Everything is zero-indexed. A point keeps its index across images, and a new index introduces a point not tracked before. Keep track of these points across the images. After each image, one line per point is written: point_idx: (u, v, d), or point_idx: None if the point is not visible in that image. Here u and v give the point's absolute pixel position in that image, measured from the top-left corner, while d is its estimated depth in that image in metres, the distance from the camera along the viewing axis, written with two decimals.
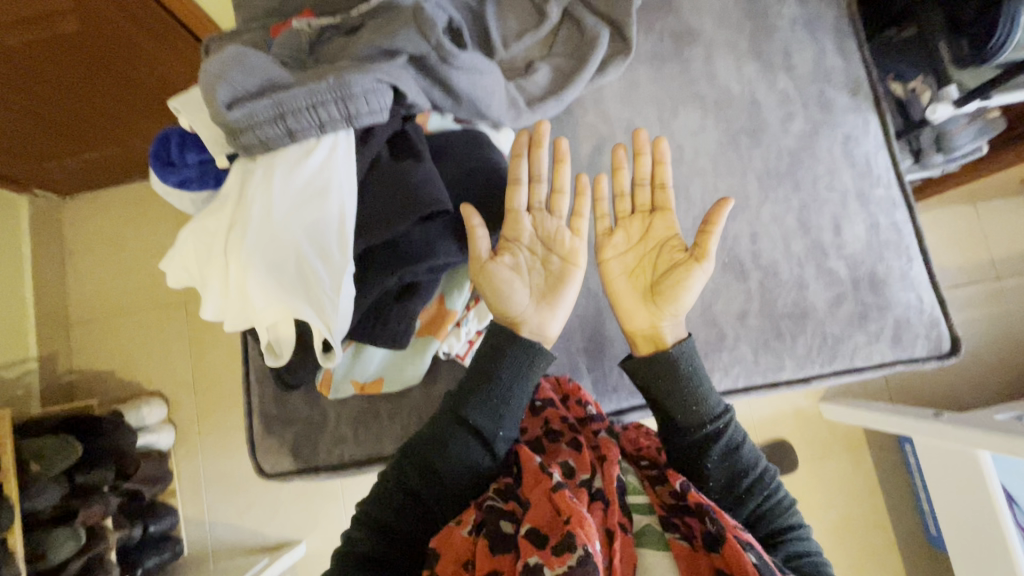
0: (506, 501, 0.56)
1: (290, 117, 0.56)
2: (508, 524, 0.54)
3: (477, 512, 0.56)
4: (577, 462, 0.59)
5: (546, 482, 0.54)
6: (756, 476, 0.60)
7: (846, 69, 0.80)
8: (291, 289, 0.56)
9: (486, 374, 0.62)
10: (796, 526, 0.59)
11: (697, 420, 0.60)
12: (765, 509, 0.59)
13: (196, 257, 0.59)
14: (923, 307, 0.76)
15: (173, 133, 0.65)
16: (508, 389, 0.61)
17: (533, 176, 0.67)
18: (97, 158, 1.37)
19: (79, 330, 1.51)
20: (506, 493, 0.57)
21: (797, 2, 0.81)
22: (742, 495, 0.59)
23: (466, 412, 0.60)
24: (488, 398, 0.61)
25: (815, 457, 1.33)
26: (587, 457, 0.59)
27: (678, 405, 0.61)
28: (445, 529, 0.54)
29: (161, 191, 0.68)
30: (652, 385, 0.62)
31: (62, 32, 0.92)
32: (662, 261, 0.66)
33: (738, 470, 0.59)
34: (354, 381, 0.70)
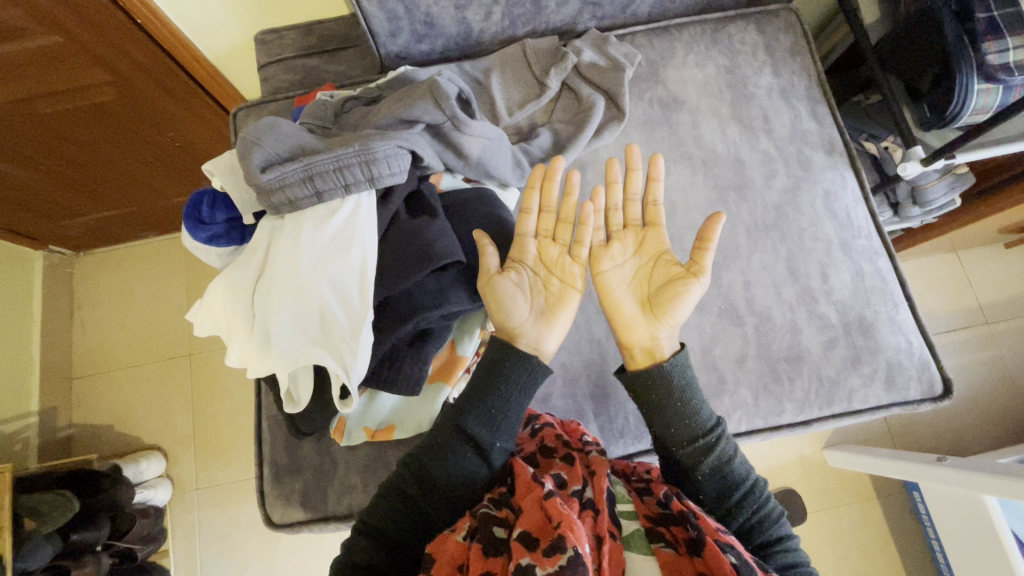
0: (499, 509, 0.58)
1: (317, 178, 0.61)
2: (500, 529, 0.55)
3: (472, 519, 0.57)
4: (569, 475, 0.61)
5: (537, 492, 0.56)
6: (746, 488, 0.62)
7: (820, 131, 0.88)
8: (311, 339, 0.59)
9: (488, 388, 0.64)
10: (786, 538, 0.60)
11: (689, 433, 0.63)
12: (755, 521, 0.60)
13: (223, 306, 0.63)
14: (912, 349, 0.79)
15: (206, 194, 0.70)
16: (506, 402, 0.64)
17: (541, 207, 0.73)
18: (114, 216, 1.43)
19: (82, 383, 1.52)
20: (500, 502, 0.58)
21: (772, 73, 0.90)
22: (732, 507, 0.61)
23: (466, 423, 0.63)
24: (489, 411, 0.63)
25: (823, 507, 1.31)
26: (578, 469, 0.61)
27: (674, 418, 0.64)
28: (441, 537, 0.57)
29: (189, 245, 0.72)
30: (649, 400, 0.65)
31: (98, 102, 1.00)
32: (658, 275, 0.71)
33: (728, 482, 0.62)
34: (366, 428, 0.72)
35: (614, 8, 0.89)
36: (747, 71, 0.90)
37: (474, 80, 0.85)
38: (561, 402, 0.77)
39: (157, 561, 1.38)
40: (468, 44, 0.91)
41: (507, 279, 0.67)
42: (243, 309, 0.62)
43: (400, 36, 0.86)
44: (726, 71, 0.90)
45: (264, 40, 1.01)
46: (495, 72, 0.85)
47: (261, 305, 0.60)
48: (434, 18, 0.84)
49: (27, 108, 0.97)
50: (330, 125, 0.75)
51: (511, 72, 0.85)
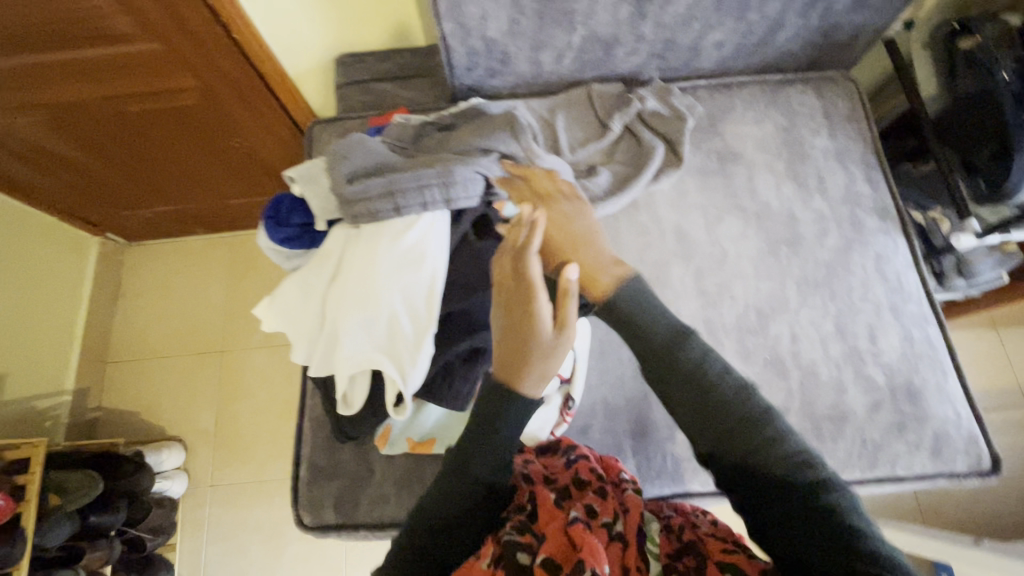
0: (524, 533, 0.56)
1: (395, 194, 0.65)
2: (524, 556, 0.53)
3: (496, 545, 0.56)
4: (601, 507, 0.59)
5: (560, 519, 0.56)
6: (772, 434, 0.54)
7: (874, 195, 0.90)
8: (374, 342, 0.61)
9: (490, 425, 0.59)
10: (829, 492, 0.51)
11: (695, 373, 0.57)
12: (784, 469, 0.53)
13: (293, 304, 0.65)
14: (960, 422, 0.78)
15: (285, 198, 0.75)
16: (506, 439, 0.59)
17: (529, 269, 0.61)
18: (172, 211, 1.51)
19: (115, 367, 1.56)
20: (524, 527, 0.57)
21: (828, 136, 0.93)
22: (754, 455, 0.54)
23: (471, 467, 0.59)
24: (491, 450, 0.59)
25: None
26: (611, 503, 0.60)
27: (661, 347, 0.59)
28: (465, 563, 0.56)
29: (261, 245, 0.76)
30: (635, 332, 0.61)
31: (182, 104, 1.08)
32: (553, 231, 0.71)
33: (746, 427, 0.55)
34: (408, 439, 0.72)
35: (679, 62, 0.93)
36: (804, 131, 0.93)
37: (541, 117, 0.90)
38: (600, 436, 0.77)
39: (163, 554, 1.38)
40: (537, 83, 0.96)
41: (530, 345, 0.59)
42: (313, 309, 0.64)
43: (476, 70, 0.92)
44: (784, 130, 0.93)
45: (345, 64, 1.08)
46: (561, 111, 0.90)
47: (331, 306, 0.63)
48: (511, 57, 0.90)
49: (120, 104, 1.06)
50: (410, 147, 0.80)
51: (575, 113, 0.90)
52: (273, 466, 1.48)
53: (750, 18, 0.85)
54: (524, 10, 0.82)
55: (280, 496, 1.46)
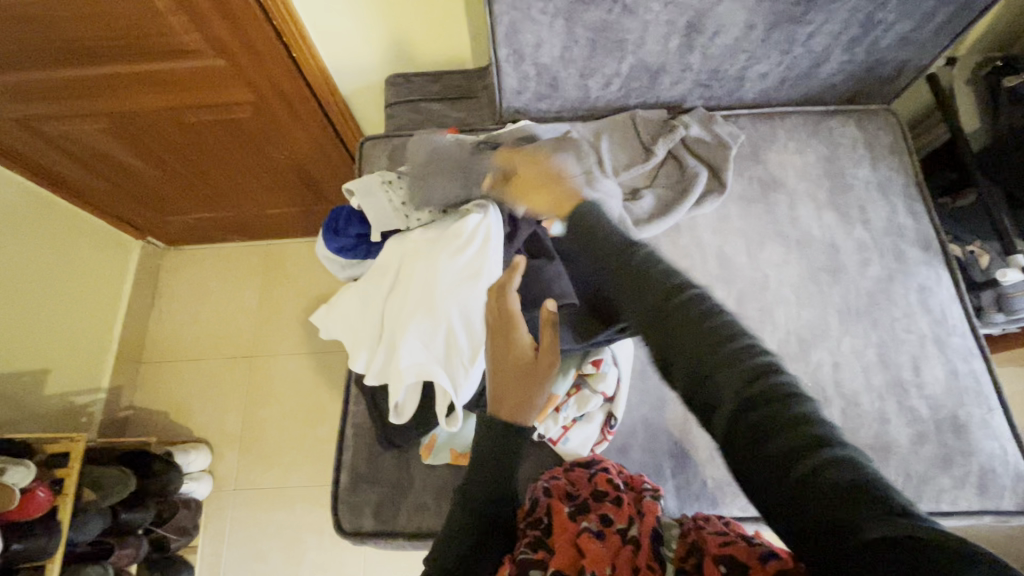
0: (535, 550, 0.55)
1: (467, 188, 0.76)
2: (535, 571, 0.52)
3: (508, 565, 0.54)
4: (615, 515, 0.58)
5: (570, 531, 0.55)
6: (752, 366, 0.39)
7: (916, 228, 0.90)
8: (430, 354, 0.63)
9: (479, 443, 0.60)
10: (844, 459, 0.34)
11: (667, 292, 0.46)
12: (781, 424, 0.36)
13: (353, 313, 0.68)
14: (1006, 458, 0.77)
15: (343, 211, 0.78)
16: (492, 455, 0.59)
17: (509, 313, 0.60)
18: (214, 219, 1.56)
19: (149, 367, 1.60)
20: (535, 544, 0.55)
21: (870, 167, 0.94)
22: (744, 402, 0.38)
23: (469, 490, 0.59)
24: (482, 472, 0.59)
25: None
26: (625, 509, 0.59)
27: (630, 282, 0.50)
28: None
29: (320, 255, 0.80)
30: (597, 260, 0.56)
31: (238, 116, 1.13)
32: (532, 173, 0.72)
33: (721, 357, 0.40)
34: (452, 450, 0.74)
35: (723, 92, 0.96)
36: (846, 162, 0.94)
37: (587, 137, 0.91)
38: (640, 456, 0.78)
39: (185, 555, 1.40)
40: (584, 107, 0.99)
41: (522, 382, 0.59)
42: (371, 319, 0.66)
43: (526, 93, 0.95)
44: (826, 160, 0.94)
45: (396, 85, 1.13)
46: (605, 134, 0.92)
47: (390, 316, 0.65)
48: (560, 82, 0.93)
49: (182, 115, 1.11)
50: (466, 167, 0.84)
51: (619, 136, 0.92)
52: (298, 472, 1.49)
53: (797, 52, 0.88)
54: (577, 39, 0.85)
55: (303, 503, 1.46)
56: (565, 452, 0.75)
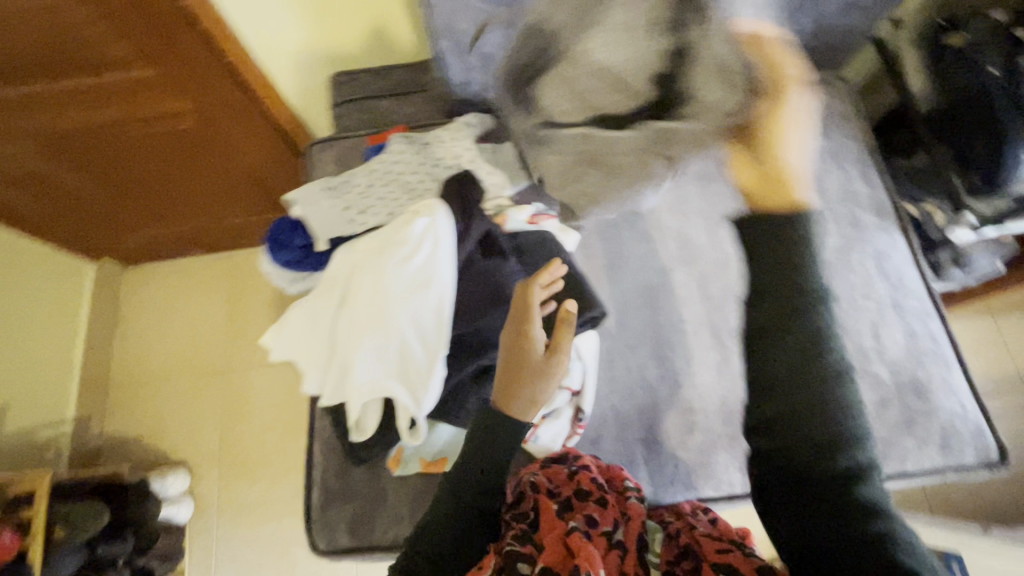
0: (523, 544, 0.56)
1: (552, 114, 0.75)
2: (524, 564, 0.53)
3: (495, 556, 0.56)
4: (601, 515, 0.60)
5: (557, 529, 0.57)
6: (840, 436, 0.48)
7: (871, 193, 0.91)
8: (385, 369, 0.61)
9: (483, 440, 0.59)
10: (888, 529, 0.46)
11: (806, 355, 0.49)
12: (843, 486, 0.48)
13: (304, 331, 0.65)
14: (966, 414, 0.79)
15: (288, 222, 0.76)
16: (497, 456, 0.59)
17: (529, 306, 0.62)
18: (168, 234, 1.50)
19: (116, 393, 1.55)
20: (523, 538, 0.57)
21: (824, 136, 0.94)
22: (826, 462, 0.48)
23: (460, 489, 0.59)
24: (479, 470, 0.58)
25: None
26: (610, 511, 0.61)
27: (783, 321, 0.50)
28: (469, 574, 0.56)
29: (267, 270, 0.77)
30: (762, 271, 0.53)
31: (176, 127, 1.07)
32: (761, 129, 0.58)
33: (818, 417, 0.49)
34: (422, 459, 0.73)
35: None
36: None
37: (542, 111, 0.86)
38: (612, 446, 0.78)
39: None
40: None
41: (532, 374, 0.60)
42: (322, 337, 0.64)
43: (473, 85, 0.92)
44: None
45: (340, 83, 1.08)
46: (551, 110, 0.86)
47: (340, 333, 0.62)
48: None
49: (116, 129, 1.05)
50: (423, 168, 0.84)
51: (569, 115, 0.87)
52: (281, 486, 1.47)
53: None
54: None
55: (289, 516, 1.44)
56: (536, 449, 0.74)
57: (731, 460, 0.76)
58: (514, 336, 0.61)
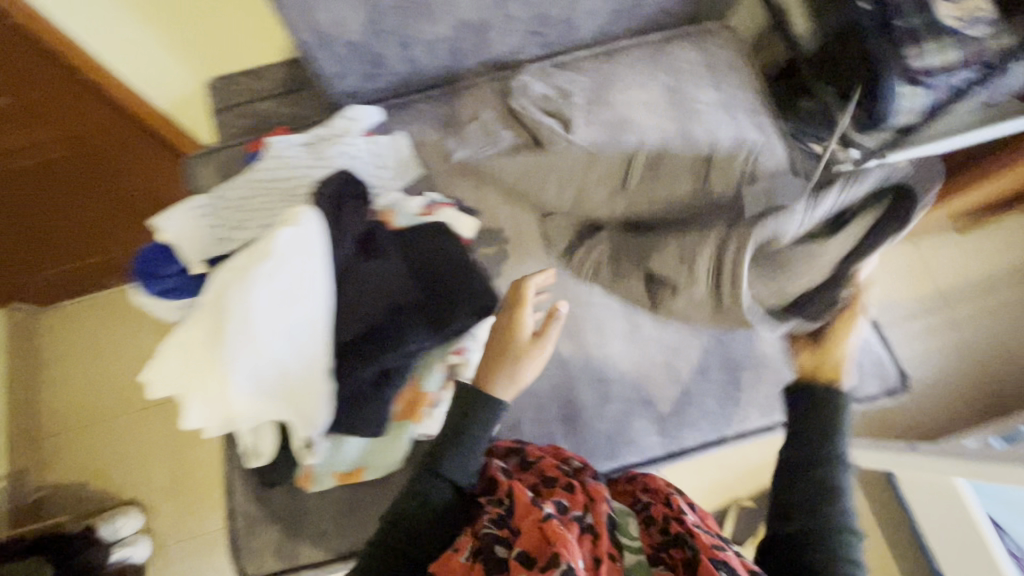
0: (500, 527, 0.57)
1: (713, 233, 0.71)
2: (502, 548, 0.55)
3: (474, 538, 0.58)
4: (570, 501, 0.60)
5: (535, 513, 0.56)
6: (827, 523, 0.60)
7: (764, 141, 0.91)
8: (266, 391, 0.60)
9: (458, 428, 0.64)
10: None
11: (815, 456, 0.63)
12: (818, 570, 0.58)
13: (177, 366, 0.60)
14: (868, 346, 0.81)
15: (158, 248, 0.72)
16: (479, 437, 0.63)
17: (521, 302, 0.68)
18: (71, 269, 1.39)
19: (50, 442, 1.45)
20: (501, 522, 0.58)
21: (714, 88, 0.93)
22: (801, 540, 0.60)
23: (442, 467, 0.62)
24: (462, 454, 0.63)
25: None
26: (580, 496, 0.61)
27: (808, 432, 0.65)
28: (443, 557, 0.58)
29: (139, 304, 0.72)
30: (811, 408, 0.67)
31: (46, 157, 0.99)
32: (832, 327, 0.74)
33: (809, 502, 0.61)
34: (335, 472, 0.70)
35: (558, 36, 0.92)
36: (689, 88, 0.93)
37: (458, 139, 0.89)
38: (532, 428, 0.77)
39: None
40: (419, 78, 0.93)
41: (519, 360, 0.66)
42: (195, 370, 0.59)
43: (350, 76, 0.88)
44: (670, 89, 0.92)
45: (216, 87, 1.01)
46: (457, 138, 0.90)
47: (211, 365, 0.57)
48: (381, 57, 0.86)
49: None
50: (301, 172, 0.80)
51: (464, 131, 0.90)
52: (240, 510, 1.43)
53: None
54: (381, 9, 0.78)
55: None
56: None
57: (647, 424, 0.78)
58: (506, 326, 0.67)
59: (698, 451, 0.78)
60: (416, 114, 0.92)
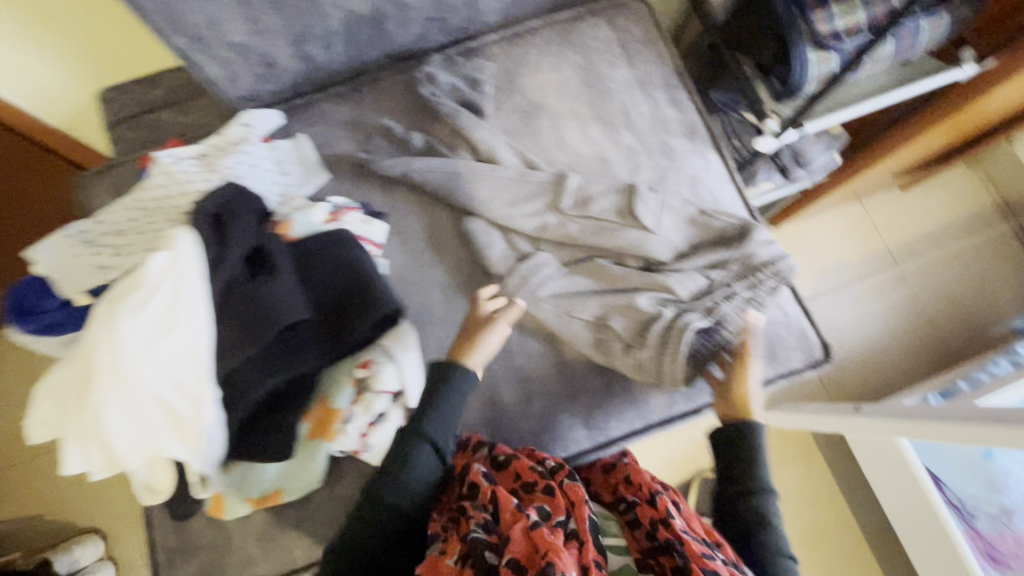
0: (489, 533, 0.58)
1: (631, 278, 0.76)
2: (491, 555, 0.55)
3: (462, 542, 0.59)
4: (552, 507, 0.61)
5: (522, 520, 0.56)
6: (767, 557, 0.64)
7: (680, 118, 0.88)
8: (151, 430, 0.56)
9: (426, 406, 0.67)
10: None
11: (741, 503, 0.67)
12: None
13: (50, 411, 0.57)
14: (790, 322, 0.81)
15: (36, 284, 0.68)
16: (447, 408, 0.66)
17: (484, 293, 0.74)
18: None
19: None
20: (488, 527, 0.58)
21: (627, 66, 0.90)
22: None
23: (423, 430, 0.65)
24: (441, 419, 0.66)
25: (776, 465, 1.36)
26: (560, 501, 0.61)
27: (730, 478, 0.69)
28: (430, 559, 0.59)
29: (25, 342, 0.69)
30: (725, 458, 0.70)
31: None
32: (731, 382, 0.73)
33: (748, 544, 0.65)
34: (249, 498, 0.69)
35: (462, 20, 0.87)
36: (602, 67, 0.89)
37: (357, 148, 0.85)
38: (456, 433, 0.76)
39: None
40: (319, 76, 0.88)
41: (482, 332, 0.71)
42: (68, 414, 0.56)
43: (241, 79, 0.82)
44: (582, 69, 0.89)
45: (107, 98, 0.95)
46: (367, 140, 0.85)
47: (82, 409, 0.54)
48: (272, 57, 0.80)
49: None
50: (189, 188, 0.75)
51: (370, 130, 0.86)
52: None
53: None
54: (256, 6, 0.72)
55: None
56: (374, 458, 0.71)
57: (572, 419, 0.77)
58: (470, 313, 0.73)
59: (626, 441, 0.78)
60: (318, 115, 0.88)
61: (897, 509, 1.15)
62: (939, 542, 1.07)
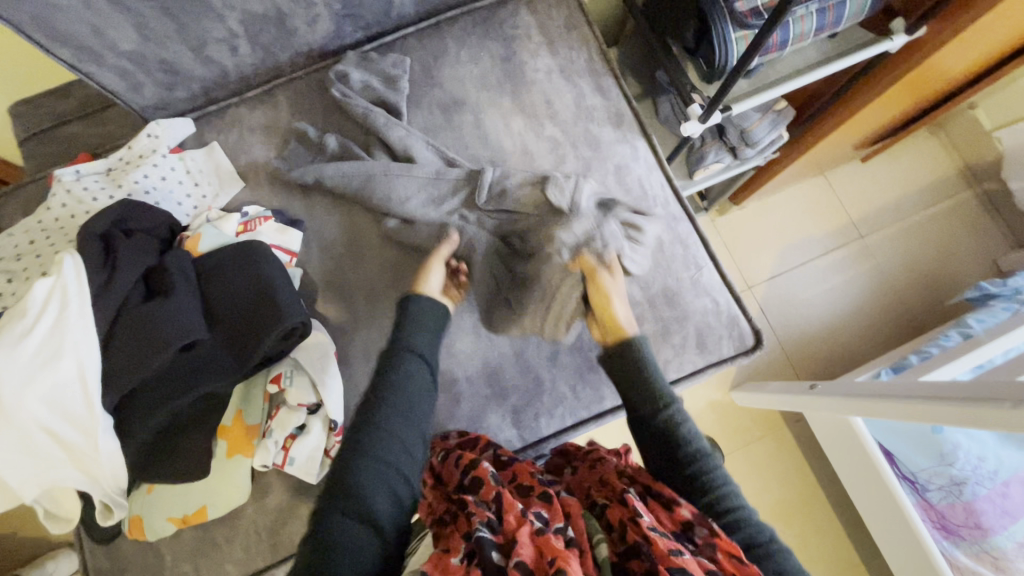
0: (495, 533, 0.49)
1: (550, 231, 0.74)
2: (498, 556, 0.47)
3: (468, 539, 0.50)
4: (551, 512, 0.52)
5: (527, 524, 0.49)
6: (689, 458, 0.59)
7: (606, 105, 0.86)
8: (48, 458, 0.59)
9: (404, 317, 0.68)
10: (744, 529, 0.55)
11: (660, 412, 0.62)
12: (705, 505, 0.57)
13: None
14: (720, 309, 0.79)
15: None
16: (430, 329, 0.69)
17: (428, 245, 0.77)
18: None
19: None
20: (493, 526, 0.50)
21: (549, 54, 0.87)
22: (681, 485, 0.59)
23: (410, 341, 0.66)
24: (421, 331, 0.68)
25: (743, 444, 1.36)
26: (559, 506, 0.53)
27: (636, 390, 0.65)
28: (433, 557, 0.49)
29: None
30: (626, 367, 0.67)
31: None
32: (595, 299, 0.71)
33: (669, 454, 0.61)
34: (173, 518, 0.67)
35: (375, 16, 0.84)
36: (523, 56, 0.87)
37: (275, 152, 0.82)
38: None
39: None
40: (231, 81, 0.85)
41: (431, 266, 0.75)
42: None
43: (144, 88, 0.79)
44: (502, 59, 0.86)
45: (18, 114, 0.92)
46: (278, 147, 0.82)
47: None
48: (174, 63, 0.78)
49: None
50: (93, 205, 0.74)
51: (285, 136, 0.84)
52: None
53: None
54: (143, 12, 0.69)
55: None
56: (297, 474, 0.68)
57: (502, 419, 0.76)
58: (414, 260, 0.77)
59: (560, 438, 0.77)
60: (232, 122, 0.85)
61: (855, 485, 1.15)
62: (890, 514, 1.07)
